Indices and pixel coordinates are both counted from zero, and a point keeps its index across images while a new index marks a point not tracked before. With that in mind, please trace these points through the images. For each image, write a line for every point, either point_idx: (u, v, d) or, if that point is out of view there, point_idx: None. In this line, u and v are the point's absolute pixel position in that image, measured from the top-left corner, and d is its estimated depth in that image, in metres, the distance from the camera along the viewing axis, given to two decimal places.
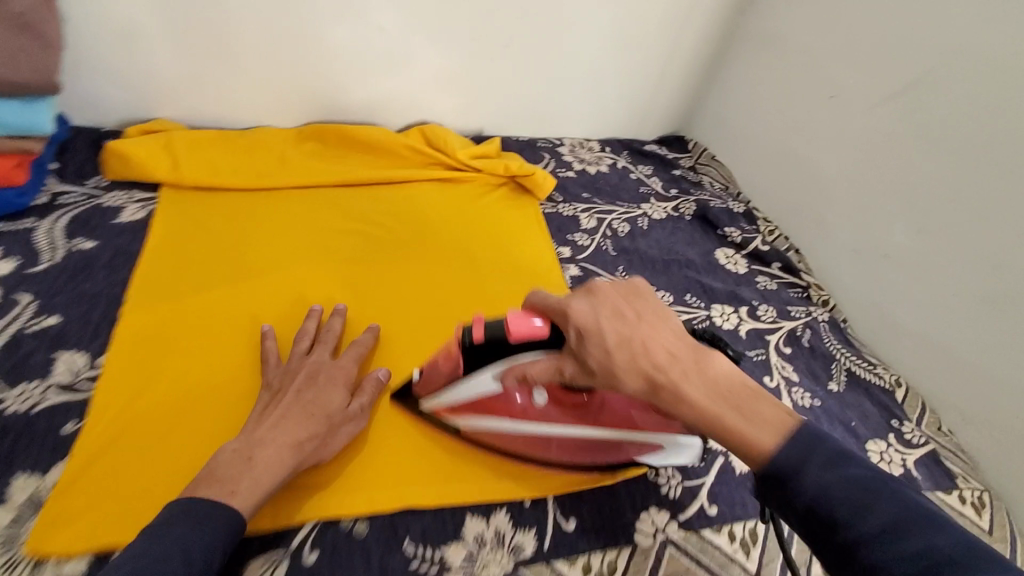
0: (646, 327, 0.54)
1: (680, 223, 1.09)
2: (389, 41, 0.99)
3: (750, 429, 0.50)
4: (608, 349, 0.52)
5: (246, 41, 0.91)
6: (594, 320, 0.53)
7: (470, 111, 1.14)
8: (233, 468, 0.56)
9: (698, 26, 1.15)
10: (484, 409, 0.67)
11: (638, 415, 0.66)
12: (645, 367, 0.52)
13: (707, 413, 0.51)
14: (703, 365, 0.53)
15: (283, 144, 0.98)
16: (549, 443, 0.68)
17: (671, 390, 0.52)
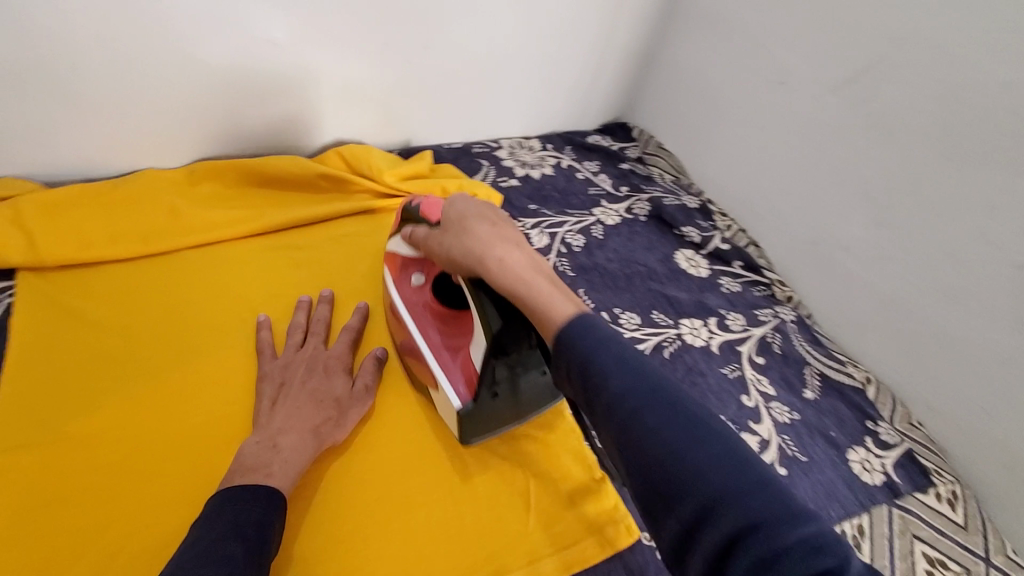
0: (501, 229, 0.59)
1: (636, 227, 1.02)
2: (285, 57, 0.83)
3: (556, 302, 0.51)
4: (462, 218, 0.61)
5: (96, 71, 0.73)
6: (461, 211, 0.62)
7: (394, 123, 1.00)
8: (261, 456, 0.55)
9: (634, 7, 1.07)
10: (392, 270, 0.75)
11: (465, 352, 0.67)
12: (480, 235, 0.58)
13: (518, 276, 0.54)
14: (534, 256, 0.57)
15: (170, 193, 0.82)
16: (413, 351, 0.69)
17: (493, 252, 0.56)
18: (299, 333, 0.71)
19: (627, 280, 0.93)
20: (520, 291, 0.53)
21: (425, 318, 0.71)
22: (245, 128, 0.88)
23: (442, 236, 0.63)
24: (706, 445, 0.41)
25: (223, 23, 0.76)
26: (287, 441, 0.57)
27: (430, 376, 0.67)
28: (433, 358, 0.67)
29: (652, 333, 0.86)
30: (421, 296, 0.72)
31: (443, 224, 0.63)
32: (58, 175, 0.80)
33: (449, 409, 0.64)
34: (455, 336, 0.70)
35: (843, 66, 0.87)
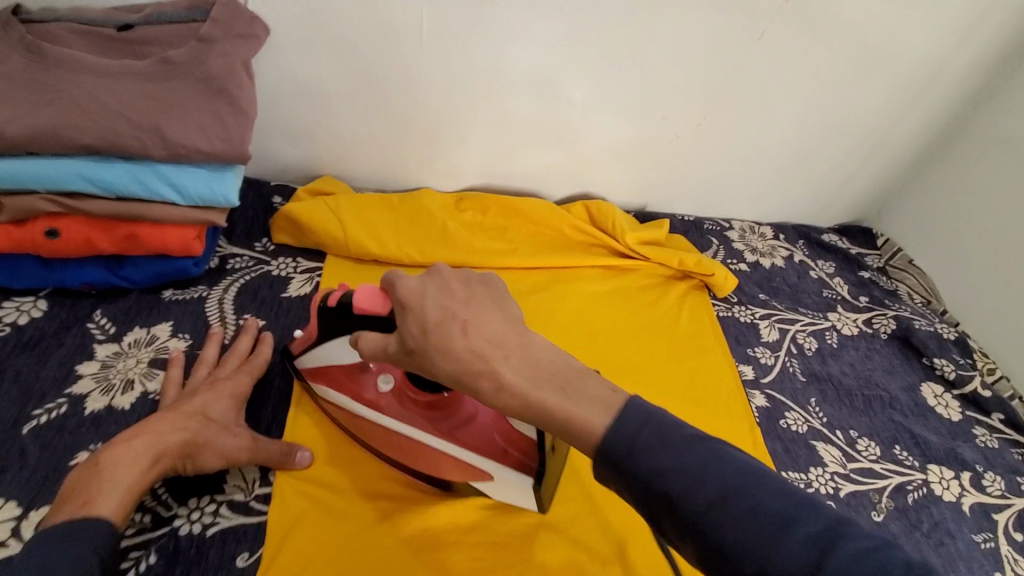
0: (476, 321, 0.46)
1: (876, 343, 0.94)
2: (574, 115, 0.90)
3: (580, 415, 0.42)
4: (428, 328, 0.47)
5: (425, 103, 0.85)
6: (417, 298, 0.48)
7: (638, 187, 1.03)
8: (82, 481, 0.46)
9: (919, 118, 1.00)
10: (335, 383, 0.62)
11: (481, 421, 0.58)
12: (460, 353, 0.45)
13: (528, 400, 0.44)
14: (525, 346, 0.46)
15: (445, 212, 0.91)
16: (395, 444, 0.60)
17: (489, 377, 0.45)
18: (206, 366, 0.63)
19: (865, 403, 0.84)
20: (538, 414, 0.44)
21: (416, 418, 0.59)
22: (514, 169, 0.96)
23: (410, 353, 0.48)
24: (669, 443, 0.40)
25: (538, 83, 0.85)
26: (115, 460, 0.48)
27: (471, 470, 0.58)
28: (461, 451, 0.57)
29: (894, 470, 0.77)
30: (390, 401, 0.59)
31: (405, 338, 0.48)
32: (361, 180, 0.93)
33: (521, 488, 0.57)
34: (450, 418, 0.58)
35: None
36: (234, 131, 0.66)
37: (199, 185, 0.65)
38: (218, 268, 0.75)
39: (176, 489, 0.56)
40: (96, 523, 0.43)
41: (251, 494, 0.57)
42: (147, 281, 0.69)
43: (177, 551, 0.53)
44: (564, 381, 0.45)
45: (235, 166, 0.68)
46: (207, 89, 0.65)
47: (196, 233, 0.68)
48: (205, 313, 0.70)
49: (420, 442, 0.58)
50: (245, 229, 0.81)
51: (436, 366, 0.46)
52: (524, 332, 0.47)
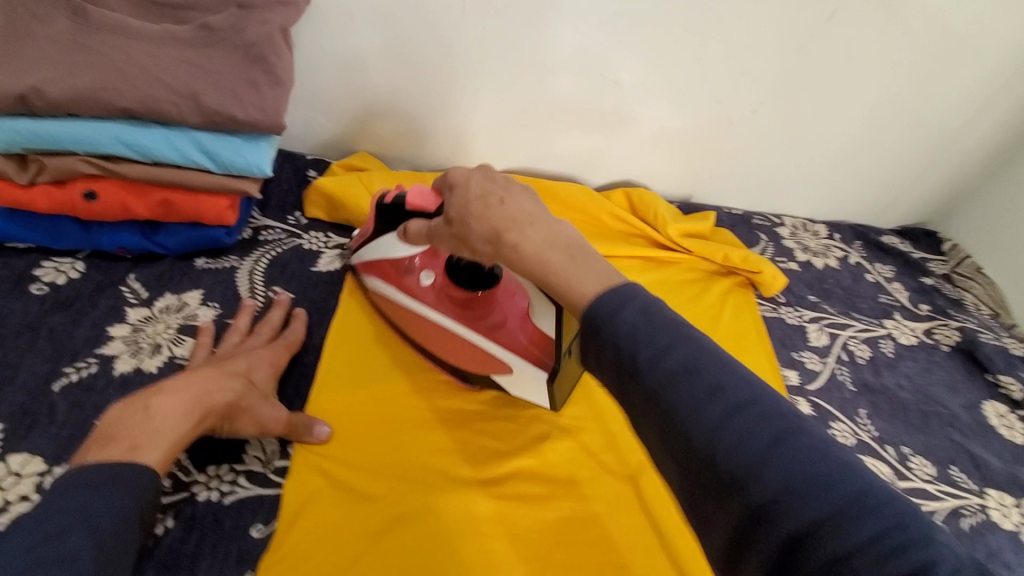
0: (513, 198, 0.47)
1: (936, 355, 0.86)
2: (620, 97, 0.85)
3: (578, 279, 0.42)
4: (468, 201, 0.49)
5: (464, 80, 0.82)
6: (464, 176, 0.51)
7: (684, 176, 0.98)
8: (126, 422, 0.47)
9: (1003, 111, 0.91)
10: (386, 277, 0.67)
11: (514, 324, 0.63)
12: (494, 218, 0.46)
13: (541, 261, 0.44)
14: (551, 222, 0.46)
15: None
16: (422, 330, 0.66)
17: (512, 242, 0.45)
18: (239, 333, 0.64)
19: (921, 418, 0.78)
20: (542, 277, 0.44)
21: (445, 307, 0.65)
22: (555, 153, 0.92)
23: (450, 227, 0.51)
24: (729, 402, 0.34)
25: (583, 60, 0.80)
26: (164, 410, 0.49)
27: (494, 362, 0.62)
28: (486, 343, 0.62)
29: (949, 493, 0.71)
30: (430, 296, 0.65)
31: (450, 210, 0.50)
32: (396, 158, 0.92)
33: (533, 380, 0.61)
34: (482, 316, 0.65)
35: None
36: (268, 100, 0.65)
37: (234, 155, 0.65)
38: (250, 239, 0.75)
39: (197, 456, 0.56)
40: (143, 475, 0.44)
41: (269, 466, 0.57)
42: (180, 248, 0.69)
43: (194, 518, 0.52)
44: (583, 255, 0.43)
45: (270, 137, 0.67)
46: (245, 56, 0.65)
47: (229, 203, 0.68)
48: (236, 283, 0.70)
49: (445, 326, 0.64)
50: (279, 202, 0.81)
51: (472, 229, 0.48)
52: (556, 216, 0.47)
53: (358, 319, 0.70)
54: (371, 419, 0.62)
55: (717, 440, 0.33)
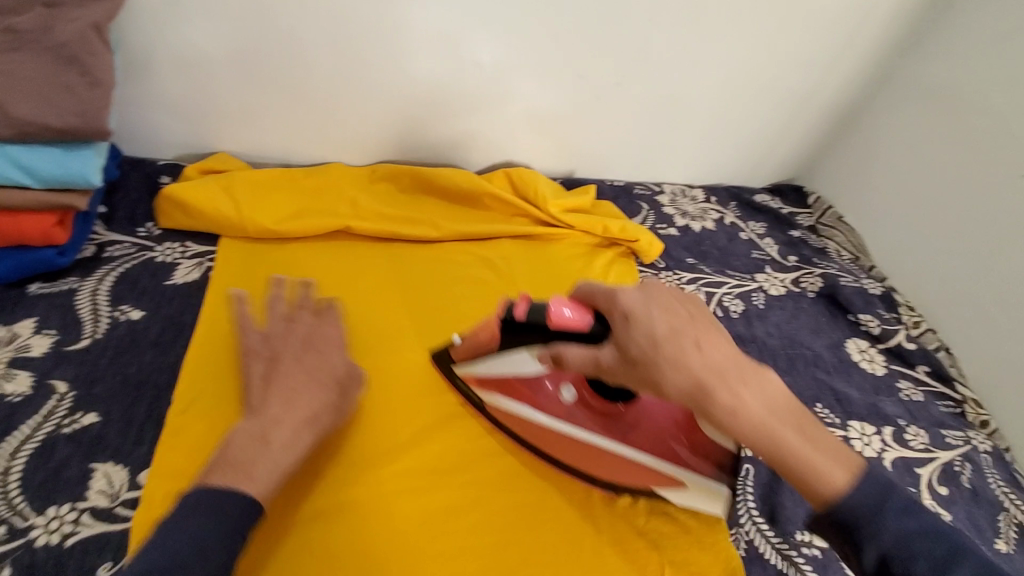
0: (704, 337, 0.50)
1: (803, 302, 0.93)
2: (488, 78, 0.85)
3: (827, 469, 0.48)
4: (658, 339, 0.49)
5: (323, 70, 0.79)
6: (641, 306, 0.52)
7: (564, 152, 0.99)
8: (249, 451, 0.51)
9: (848, 68, 0.97)
10: (516, 394, 0.66)
11: (643, 425, 0.63)
12: (695, 368, 0.48)
13: (766, 430, 0.49)
14: (762, 380, 0.50)
15: (351, 184, 0.86)
16: (583, 445, 0.64)
17: (728, 404, 0.48)
18: (281, 310, 0.65)
19: (788, 362, 0.84)
20: (774, 452, 0.49)
21: (597, 425, 0.64)
22: (431, 138, 0.91)
23: (626, 357, 0.52)
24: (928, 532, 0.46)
25: (444, 41, 0.79)
26: (283, 439, 0.53)
27: (661, 475, 0.61)
28: (633, 451, 0.62)
29: None
30: (579, 413, 0.64)
31: (628, 347, 0.51)
32: (264, 158, 0.87)
33: (710, 491, 0.60)
34: (625, 430, 0.64)
35: None
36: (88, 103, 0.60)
37: (56, 168, 0.60)
38: (94, 257, 0.70)
39: (33, 499, 0.51)
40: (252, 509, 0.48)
41: (117, 499, 0.53)
42: (6, 275, 0.63)
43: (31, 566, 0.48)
44: (813, 433, 0.50)
45: (93, 143, 0.62)
46: (55, 56, 0.59)
47: (56, 219, 0.64)
48: (76, 306, 0.65)
49: (610, 450, 0.63)
50: (127, 213, 0.76)
51: (666, 378, 0.49)
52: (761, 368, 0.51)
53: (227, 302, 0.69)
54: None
55: (887, 535, 0.45)
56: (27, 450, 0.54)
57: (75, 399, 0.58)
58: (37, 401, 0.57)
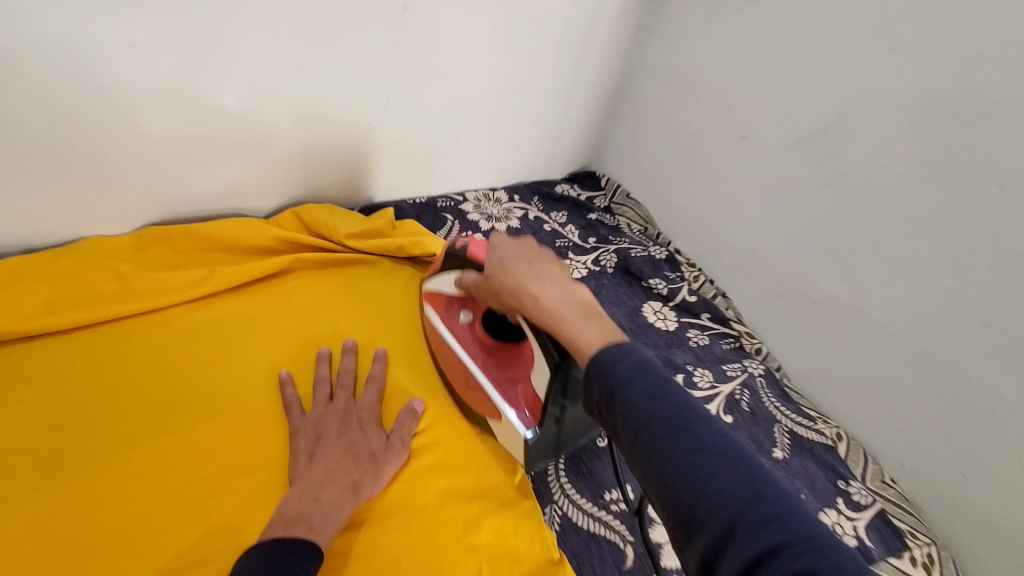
0: (540, 263, 0.57)
1: (603, 278, 1.01)
2: (238, 123, 0.82)
3: (584, 334, 0.50)
4: (506, 261, 0.58)
5: (36, 149, 0.72)
6: (504, 240, 0.60)
7: (354, 180, 0.99)
8: (304, 508, 0.57)
9: (597, 60, 1.06)
10: (437, 309, 0.79)
11: (522, 386, 0.70)
12: (519, 276, 0.56)
13: (557, 314, 0.52)
14: (570, 285, 0.55)
15: (115, 257, 0.80)
16: (460, 367, 0.75)
17: (530, 295, 0.54)
18: (326, 386, 0.72)
19: None
20: (554, 329, 0.52)
21: (475, 350, 0.74)
22: (200, 192, 0.87)
23: (487, 282, 0.62)
24: (686, 434, 0.42)
25: (173, 96, 0.75)
26: (327, 488, 0.59)
27: (491, 406, 0.71)
28: (497, 395, 0.70)
29: None
30: (467, 332, 0.76)
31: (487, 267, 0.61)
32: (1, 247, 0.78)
33: (517, 440, 0.68)
34: (508, 368, 0.73)
35: (796, 125, 0.85)
36: None
37: None
38: None
39: None
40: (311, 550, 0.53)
41: None
42: None
43: None
44: (595, 316, 0.52)
45: None
46: None
47: None
48: None
49: (485, 389, 0.71)
50: None
51: (504, 284, 0.57)
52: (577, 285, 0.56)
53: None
54: (15, 551, 0.55)
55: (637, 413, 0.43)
56: None
57: None
58: None
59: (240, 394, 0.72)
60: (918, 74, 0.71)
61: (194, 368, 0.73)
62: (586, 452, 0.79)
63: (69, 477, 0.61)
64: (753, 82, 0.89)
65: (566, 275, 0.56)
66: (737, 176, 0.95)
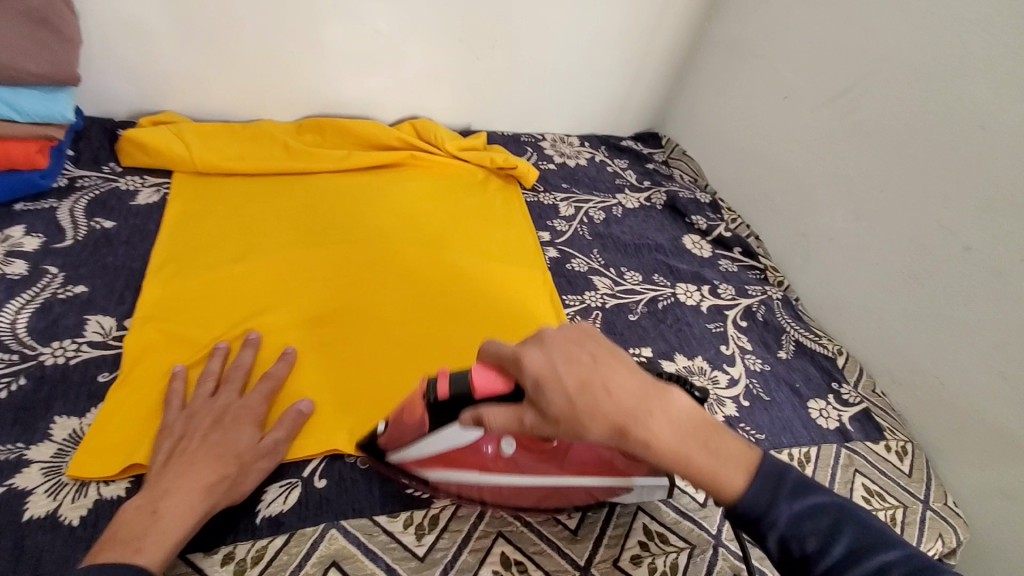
0: (609, 371, 0.47)
1: (653, 212, 1.19)
2: (382, 41, 1.07)
3: (724, 475, 0.49)
4: (576, 424, 0.47)
5: (245, 39, 1.00)
6: (548, 366, 0.48)
7: (458, 107, 1.22)
8: (137, 526, 0.50)
9: (670, 29, 1.25)
10: (458, 463, 0.62)
11: (595, 451, 0.61)
12: (611, 415, 0.46)
13: (681, 454, 0.48)
14: (665, 403, 0.48)
15: (282, 132, 1.06)
16: (518, 484, 0.62)
17: (640, 443, 0.47)
18: (212, 380, 0.66)
19: (636, 249, 1.08)
20: (684, 469, 0.48)
21: (524, 455, 0.61)
22: (345, 96, 1.12)
23: (540, 424, 0.50)
24: (796, 492, 0.49)
25: (344, 13, 1.02)
26: (168, 507, 0.52)
27: (604, 493, 0.63)
28: (587, 479, 0.62)
29: (649, 287, 1.00)
30: (512, 464, 0.62)
31: (551, 428, 0.49)
32: (206, 115, 1.07)
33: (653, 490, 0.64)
34: (555, 463, 0.61)
35: (832, 82, 1.00)
36: (46, 56, 0.78)
37: (38, 107, 0.80)
38: (67, 185, 0.87)
39: (41, 336, 0.68)
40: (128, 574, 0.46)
41: (109, 334, 0.70)
42: None
43: (43, 376, 0.65)
44: (715, 449, 0.49)
45: (67, 89, 0.83)
46: (30, 19, 0.77)
47: (37, 147, 0.83)
48: (57, 218, 0.82)
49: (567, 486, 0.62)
50: (91, 155, 0.93)
51: (590, 429, 0.46)
52: (664, 386, 0.50)
53: (198, 197, 0.91)
54: (209, 291, 0.78)
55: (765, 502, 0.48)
56: (33, 307, 0.71)
57: (66, 276, 0.75)
58: (35, 278, 0.74)
59: (370, 241, 0.93)
60: (931, 34, 0.86)
61: (339, 215, 0.96)
62: (618, 319, 0.94)
63: (252, 256, 0.84)
64: (801, 47, 1.06)
65: (653, 385, 0.49)
66: (780, 130, 1.11)
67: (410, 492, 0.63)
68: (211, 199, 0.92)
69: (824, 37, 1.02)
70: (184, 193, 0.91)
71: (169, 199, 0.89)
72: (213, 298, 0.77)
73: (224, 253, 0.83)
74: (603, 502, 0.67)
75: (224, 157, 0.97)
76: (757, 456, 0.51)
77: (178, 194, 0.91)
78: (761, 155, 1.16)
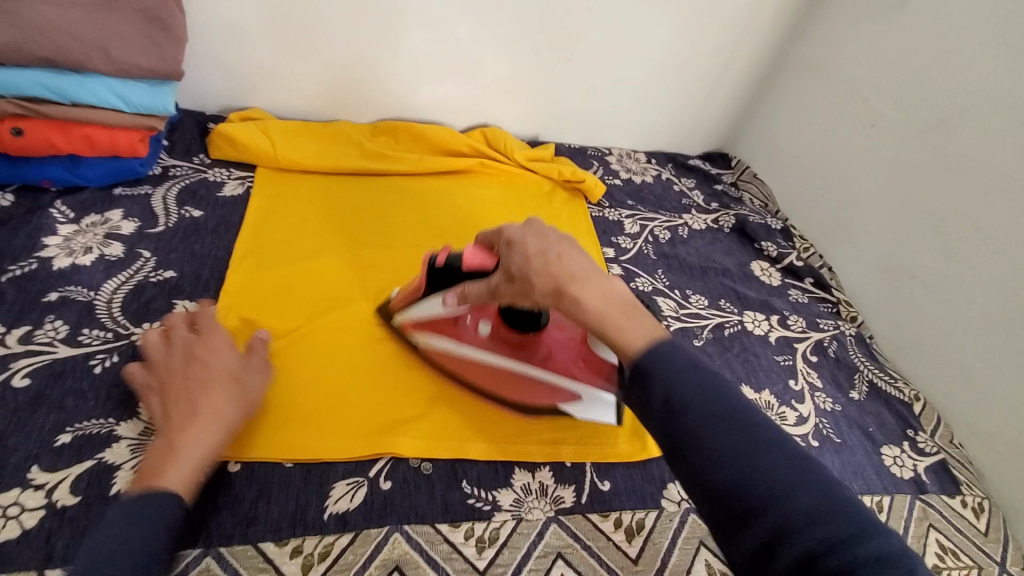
0: (567, 250, 0.54)
1: (720, 234, 1.16)
2: (461, 49, 1.09)
3: (631, 332, 0.48)
4: (529, 258, 0.54)
5: (331, 42, 1.03)
6: (520, 235, 0.57)
7: (529, 118, 1.23)
8: (159, 457, 0.55)
9: (750, 49, 1.22)
10: (441, 330, 0.73)
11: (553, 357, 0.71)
12: (561, 270, 0.52)
13: (601, 315, 0.49)
14: (603, 282, 0.52)
15: (359, 134, 1.09)
16: (492, 368, 0.72)
17: (570, 299, 0.51)
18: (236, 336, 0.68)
19: (702, 272, 1.05)
20: (600, 333, 0.50)
21: (496, 350, 0.72)
22: (420, 102, 1.14)
23: (508, 282, 0.58)
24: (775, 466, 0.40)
25: (428, 21, 1.04)
26: (180, 436, 0.56)
27: (558, 392, 0.71)
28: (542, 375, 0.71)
29: (715, 313, 0.97)
30: (484, 342, 0.73)
31: (512, 271, 0.56)
32: (289, 113, 1.11)
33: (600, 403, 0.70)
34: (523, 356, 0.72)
35: (926, 113, 0.95)
36: (154, 52, 0.82)
37: (144, 98, 0.83)
38: (161, 174, 0.92)
39: (134, 316, 0.72)
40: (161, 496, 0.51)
41: None
42: (100, 179, 0.86)
43: (134, 355, 0.68)
44: (633, 311, 0.50)
45: (170, 83, 0.86)
46: (144, 16, 0.82)
47: (140, 137, 0.86)
48: (151, 204, 0.87)
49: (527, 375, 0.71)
50: (184, 146, 0.98)
51: (535, 283, 0.53)
52: (606, 275, 0.53)
53: (279, 193, 0.94)
54: (288, 285, 0.80)
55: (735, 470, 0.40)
56: (127, 289, 0.75)
57: (157, 261, 0.79)
58: (130, 261, 0.79)
59: (440, 247, 0.94)
60: None
61: (411, 219, 0.97)
62: (683, 343, 0.92)
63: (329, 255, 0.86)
64: (893, 74, 1.01)
65: (597, 271, 0.53)
66: (863, 159, 1.06)
67: (472, 504, 0.63)
68: (293, 197, 0.95)
69: (918, 65, 0.97)
70: (267, 189, 0.95)
71: (253, 193, 0.93)
72: (291, 293, 0.79)
73: (302, 249, 0.86)
74: (664, 534, 0.65)
75: (305, 155, 1.00)
76: (669, 334, 0.48)
77: (262, 189, 0.94)
78: (840, 184, 1.11)
